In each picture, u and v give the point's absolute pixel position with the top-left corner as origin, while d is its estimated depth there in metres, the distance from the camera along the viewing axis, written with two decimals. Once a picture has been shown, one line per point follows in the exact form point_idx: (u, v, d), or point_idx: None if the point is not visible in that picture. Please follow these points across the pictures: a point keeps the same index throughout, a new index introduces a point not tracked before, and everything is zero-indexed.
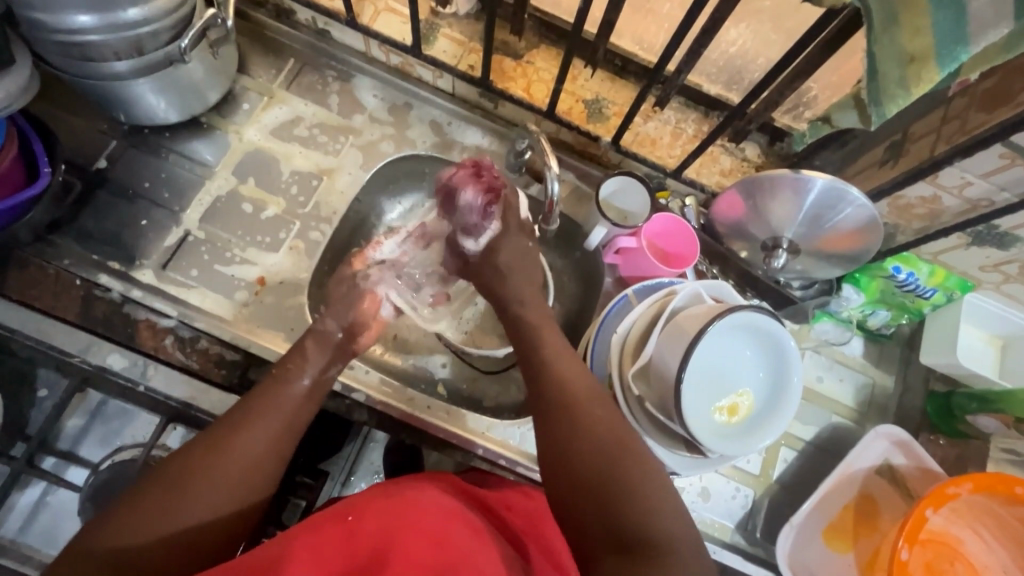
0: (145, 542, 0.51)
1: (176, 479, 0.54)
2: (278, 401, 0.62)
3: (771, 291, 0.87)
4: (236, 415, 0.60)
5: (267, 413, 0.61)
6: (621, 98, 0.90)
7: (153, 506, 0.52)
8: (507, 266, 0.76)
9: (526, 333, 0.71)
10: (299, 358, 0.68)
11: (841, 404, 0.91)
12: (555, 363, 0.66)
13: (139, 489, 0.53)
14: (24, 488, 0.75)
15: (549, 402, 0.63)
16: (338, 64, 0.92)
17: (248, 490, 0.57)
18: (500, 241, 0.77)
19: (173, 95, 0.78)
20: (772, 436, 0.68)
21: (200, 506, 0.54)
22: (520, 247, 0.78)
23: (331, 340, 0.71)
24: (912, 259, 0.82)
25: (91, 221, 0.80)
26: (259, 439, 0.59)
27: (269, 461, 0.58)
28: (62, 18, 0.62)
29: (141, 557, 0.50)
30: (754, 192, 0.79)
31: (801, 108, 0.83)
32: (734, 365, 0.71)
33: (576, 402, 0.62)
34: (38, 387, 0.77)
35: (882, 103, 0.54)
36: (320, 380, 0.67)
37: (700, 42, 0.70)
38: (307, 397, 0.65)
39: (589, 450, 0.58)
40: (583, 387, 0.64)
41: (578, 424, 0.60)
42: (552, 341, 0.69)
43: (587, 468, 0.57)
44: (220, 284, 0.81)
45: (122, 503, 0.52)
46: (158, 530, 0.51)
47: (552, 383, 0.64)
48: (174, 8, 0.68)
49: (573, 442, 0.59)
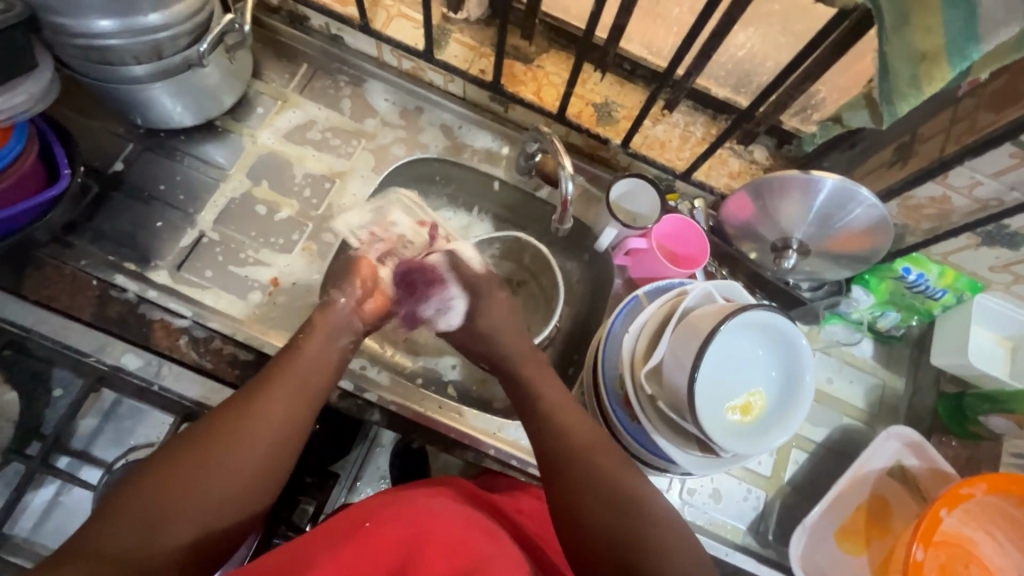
0: (176, 507, 0.52)
1: (201, 447, 0.55)
2: (292, 372, 0.65)
3: (781, 292, 0.87)
4: (252, 387, 0.62)
5: (292, 379, 0.64)
6: (629, 102, 0.90)
7: (187, 464, 0.54)
8: (493, 329, 0.78)
9: (515, 386, 0.73)
10: (307, 332, 0.69)
11: (851, 405, 0.91)
12: (557, 408, 0.68)
13: (163, 458, 0.54)
14: (37, 487, 0.76)
15: (552, 455, 0.64)
16: (350, 69, 0.94)
17: (273, 454, 0.59)
18: (476, 309, 0.80)
19: (189, 98, 0.79)
20: (786, 435, 0.68)
21: (227, 471, 0.55)
22: (495, 307, 0.80)
23: (341, 311, 0.72)
24: (922, 260, 0.83)
25: (107, 222, 0.81)
26: (278, 406, 0.61)
27: (290, 427, 0.61)
28: (85, 23, 0.63)
29: (174, 520, 0.52)
30: (764, 194, 0.79)
31: (809, 110, 0.84)
32: (746, 364, 0.71)
33: (584, 450, 0.63)
34: (53, 385, 0.77)
35: (894, 102, 0.55)
36: (339, 353, 0.70)
37: (709, 45, 0.71)
38: (320, 365, 0.67)
39: (603, 485, 0.60)
40: (584, 436, 0.65)
41: (584, 471, 0.61)
42: (549, 390, 0.71)
43: (603, 503, 0.58)
44: (232, 283, 0.82)
45: (147, 471, 0.53)
46: (187, 497, 0.53)
47: (553, 433, 0.65)
48: (193, 12, 0.69)
49: (582, 484, 0.60)
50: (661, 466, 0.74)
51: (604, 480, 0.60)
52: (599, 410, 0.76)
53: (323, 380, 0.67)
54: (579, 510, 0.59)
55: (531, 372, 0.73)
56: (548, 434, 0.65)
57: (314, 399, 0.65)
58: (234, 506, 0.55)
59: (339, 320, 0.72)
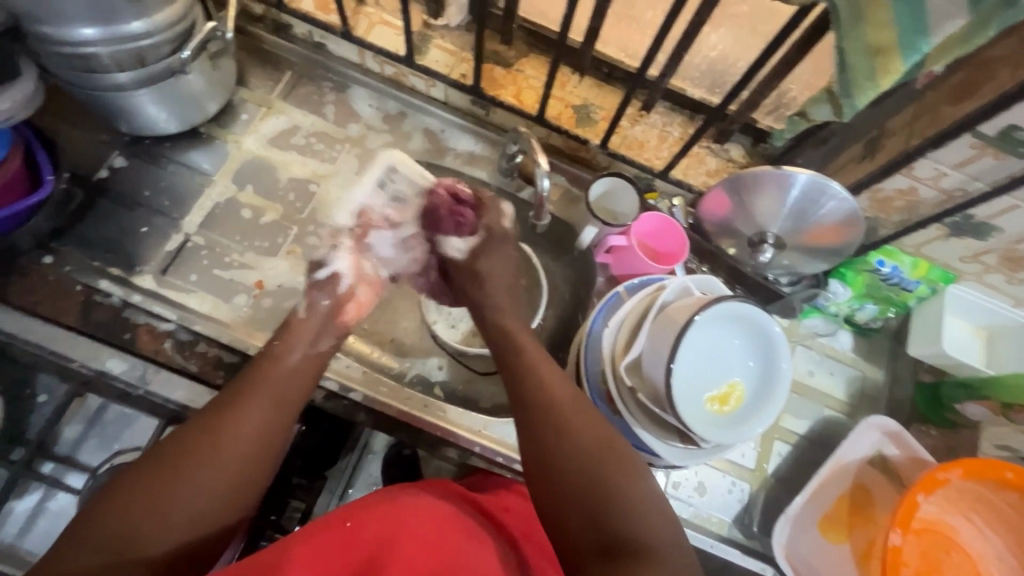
0: (150, 524, 0.52)
1: (174, 458, 0.55)
2: (269, 378, 0.65)
3: (760, 286, 0.89)
4: (231, 394, 0.62)
5: (260, 389, 0.63)
6: (607, 103, 0.92)
7: (155, 483, 0.54)
8: (491, 274, 0.81)
9: (505, 343, 0.73)
10: (285, 340, 0.70)
11: (832, 397, 0.93)
12: (538, 366, 0.68)
13: (137, 469, 0.54)
14: (21, 495, 0.75)
15: (529, 412, 0.64)
16: (334, 75, 0.95)
17: (250, 463, 0.58)
18: (483, 250, 0.83)
19: (173, 106, 0.81)
20: (764, 424, 0.69)
21: (203, 481, 0.55)
22: (501, 256, 0.83)
23: (319, 309, 0.74)
24: (895, 253, 0.85)
25: (91, 229, 0.82)
26: (257, 408, 0.61)
27: (267, 433, 0.61)
28: (68, 31, 0.65)
29: (150, 533, 0.52)
30: (739, 189, 0.81)
31: (781, 109, 0.86)
32: (723, 357, 0.72)
33: (552, 406, 0.63)
34: (36, 392, 0.77)
35: (853, 95, 0.56)
36: (310, 355, 0.70)
37: (681, 46, 0.73)
38: (298, 369, 0.67)
39: (572, 438, 0.60)
40: (562, 392, 0.65)
41: (560, 426, 0.61)
42: (528, 348, 0.72)
43: (571, 455, 0.59)
44: (219, 287, 0.83)
45: (121, 484, 0.53)
46: (161, 508, 0.53)
47: (532, 386, 0.65)
48: (175, 20, 0.70)
49: (554, 436, 0.61)
50: (645, 459, 0.75)
51: (580, 432, 0.61)
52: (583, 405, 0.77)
53: (302, 387, 0.67)
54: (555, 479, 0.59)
55: (516, 336, 0.74)
56: (527, 390, 0.65)
57: (293, 405, 0.65)
58: (212, 517, 0.55)
59: (312, 316, 0.73)
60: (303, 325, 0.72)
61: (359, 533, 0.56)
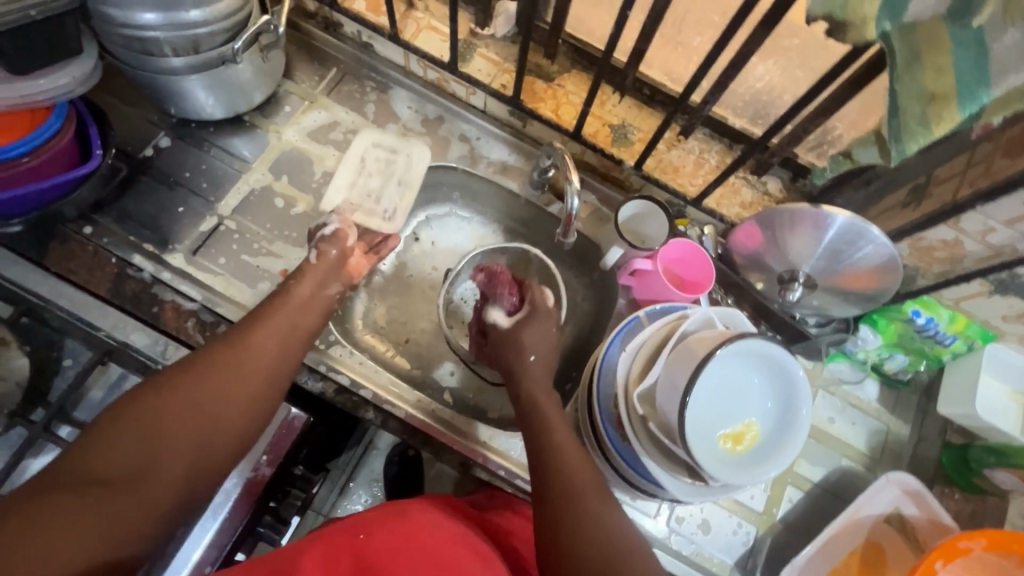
0: (178, 419, 0.58)
1: (199, 367, 0.62)
2: (283, 308, 0.72)
3: (785, 326, 0.87)
4: (234, 338, 0.67)
5: (274, 318, 0.70)
6: (646, 125, 0.91)
7: (180, 385, 0.59)
8: (529, 346, 0.80)
9: (535, 424, 0.71)
10: (297, 277, 0.77)
11: (852, 447, 0.89)
12: (564, 452, 0.67)
13: (165, 375, 0.60)
14: (36, 453, 0.71)
15: (549, 495, 0.64)
16: (378, 76, 0.97)
17: (254, 404, 0.63)
18: (524, 320, 0.82)
19: (221, 92, 0.83)
20: (777, 470, 0.67)
21: (225, 390, 0.61)
22: (543, 334, 0.82)
23: (328, 258, 0.80)
24: (932, 304, 0.81)
25: (131, 204, 0.84)
26: (271, 334, 0.68)
27: (280, 355, 0.68)
28: (130, 14, 0.67)
29: (157, 456, 0.55)
30: (773, 224, 0.79)
31: (825, 145, 0.85)
32: (742, 395, 0.69)
33: (575, 488, 0.63)
34: (62, 356, 0.75)
35: (902, 140, 0.54)
36: (319, 293, 0.76)
37: (727, 75, 0.72)
38: (309, 304, 0.75)
39: (595, 529, 0.60)
40: (585, 479, 0.65)
41: (581, 514, 0.61)
42: (556, 422, 0.71)
43: (590, 543, 0.59)
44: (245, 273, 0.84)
45: (150, 386, 0.59)
46: (190, 406, 0.59)
47: (555, 470, 0.65)
48: (232, 12, 0.72)
49: (574, 519, 0.61)
50: (649, 489, 0.73)
51: (599, 520, 0.61)
52: (592, 428, 0.77)
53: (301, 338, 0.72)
54: (567, 561, 0.58)
55: (542, 400, 0.75)
56: (548, 472, 0.65)
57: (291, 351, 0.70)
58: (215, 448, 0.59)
59: (321, 262, 0.79)
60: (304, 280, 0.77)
61: (367, 547, 0.61)
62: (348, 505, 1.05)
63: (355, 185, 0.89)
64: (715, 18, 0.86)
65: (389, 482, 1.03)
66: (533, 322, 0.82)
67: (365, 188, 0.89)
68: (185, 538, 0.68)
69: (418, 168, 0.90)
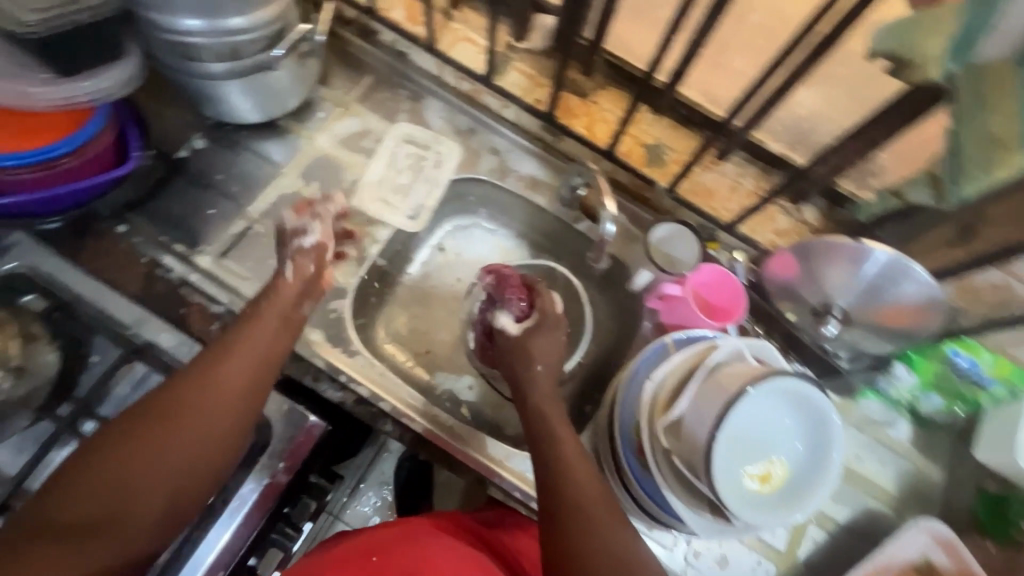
0: (140, 476, 0.60)
1: (162, 416, 0.63)
2: (251, 340, 0.71)
3: (817, 358, 0.84)
4: (203, 365, 0.68)
5: (242, 351, 0.70)
6: (681, 146, 0.90)
7: (142, 438, 0.61)
8: (538, 356, 0.75)
9: (541, 436, 0.68)
10: (268, 298, 0.75)
11: (881, 488, 0.86)
12: (571, 463, 0.64)
13: (128, 423, 0.62)
14: (58, 448, 0.71)
15: (553, 506, 0.62)
16: (411, 85, 0.96)
17: (218, 450, 0.64)
18: (534, 330, 0.77)
19: (258, 98, 0.83)
20: (803, 512, 0.66)
21: (189, 438, 0.63)
22: (551, 344, 0.77)
23: (304, 274, 0.78)
24: (974, 346, 0.80)
25: (164, 204, 0.85)
26: (238, 369, 0.68)
27: (247, 393, 0.68)
28: (176, 20, 0.68)
29: (130, 492, 0.59)
30: (809, 255, 0.77)
31: (868, 175, 0.82)
32: (772, 434, 0.67)
33: (581, 499, 0.62)
34: (90, 352, 0.76)
35: (960, 182, 0.53)
36: (290, 315, 0.76)
37: (770, 101, 0.70)
38: (280, 330, 0.74)
39: (603, 543, 0.59)
40: (594, 492, 0.63)
41: (587, 535, 0.60)
42: (561, 429, 0.69)
43: (597, 557, 0.58)
44: (259, 253, 0.85)
45: (112, 438, 0.60)
46: (152, 460, 0.61)
47: (562, 479, 0.63)
48: (274, 20, 0.72)
49: (581, 533, 0.60)
50: (668, 522, 0.72)
51: (606, 530, 0.60)
52: (613, 455, 0.76)
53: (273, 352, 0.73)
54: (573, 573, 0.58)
55: (549, 412, 0.71)
56: (554, 479, 0.63)
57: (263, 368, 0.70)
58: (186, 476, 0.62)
59: (296, 280, 0.77)
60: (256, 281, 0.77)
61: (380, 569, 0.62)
62: (357, 507, 1.06)
63: (385, 180, 0.92)
64: (761, 39, 0.85)
65: (400, 490, 1.03)
66: (542, 332, 0.77)
67: (394, 184, 0.92)
68: (201, 539, 0.69)
69: (446, 164, 0.93)
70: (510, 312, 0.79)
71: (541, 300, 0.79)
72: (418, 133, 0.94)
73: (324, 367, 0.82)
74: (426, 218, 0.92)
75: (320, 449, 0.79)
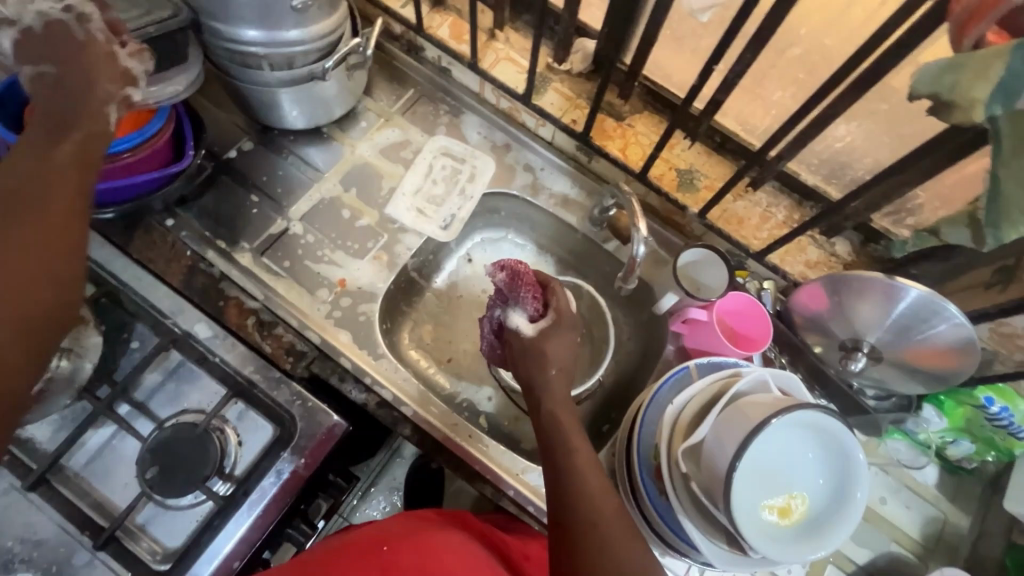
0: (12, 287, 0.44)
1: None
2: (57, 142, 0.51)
3: (844, 395, 0.83)
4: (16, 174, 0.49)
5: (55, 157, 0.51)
6: (714, 173, 0.90)
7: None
8: (553, 359, 0.73)
9: (556, 449, 0.66)
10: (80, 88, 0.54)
11: (904, 533, 0.84)
12: (587, 479, 0.62)
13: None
14: (96, 427, 0.75)
15: (568, 522, 0.60)
16: (452, 100, 1.00)
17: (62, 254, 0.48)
18: (552, 331, 0.75)
19: (306, 106, 0.87)
20: (824, 549, 0.64)
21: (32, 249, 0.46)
22: (568, 346, 0.75)
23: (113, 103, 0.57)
24: (1008, 393, 0.76)
25: (211, 202, 0.89)
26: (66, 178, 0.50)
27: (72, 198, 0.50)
28: (236, 31, 0.72)
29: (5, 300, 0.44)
30: (840, 290, 0.76)
31: (904, 214, 0.81)
32: (793, 466, 0.66)
33: (595, 515, 0.59)
34: (131, 338, 0.78)
35: (1000, 227, 0.52)
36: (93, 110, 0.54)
37: (807, 133, 0.71)
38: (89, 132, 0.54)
39: (618, 560, 0.56)
40: (611, 511, 0.60)
41: (605, 554, 0.57)
42: (578, 440, 0.67)
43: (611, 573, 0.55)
44: (57, 50, 0.55)
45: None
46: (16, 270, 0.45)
47: (577, 496, 0.61)
48: (328, 33, 0.76)
49: (595, 549, 0.57)
50: (682, 549, 0.71)
51: (622, 547, 0.57)
52: (629, 476, 0.76)
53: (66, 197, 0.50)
54: None
55: (562, 416, 0.69)
56: (568, 493, 0.62)
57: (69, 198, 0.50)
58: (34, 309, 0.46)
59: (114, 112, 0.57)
60: (51, 101, 0.54)
61: (391, 558, 0.61)
62: (367, 510, 1.06)
63: (420, 191, 0.94)
64: (800, 74, 0.78)
65: (411, 497, 1.03)
66: (558, 334, 0.75)
67: (429, 195, 0.94)
68: (221, 529, 0.70)
69: (481, 178, 0.95)
70: (524, 311, 0.76)
71: (556, 299, 0.77)
72: (455, 146, 0.97)
73: (350, 368, 0.84)
74: (458, 228, 0.94)
75: (339, 449, 0.81)
